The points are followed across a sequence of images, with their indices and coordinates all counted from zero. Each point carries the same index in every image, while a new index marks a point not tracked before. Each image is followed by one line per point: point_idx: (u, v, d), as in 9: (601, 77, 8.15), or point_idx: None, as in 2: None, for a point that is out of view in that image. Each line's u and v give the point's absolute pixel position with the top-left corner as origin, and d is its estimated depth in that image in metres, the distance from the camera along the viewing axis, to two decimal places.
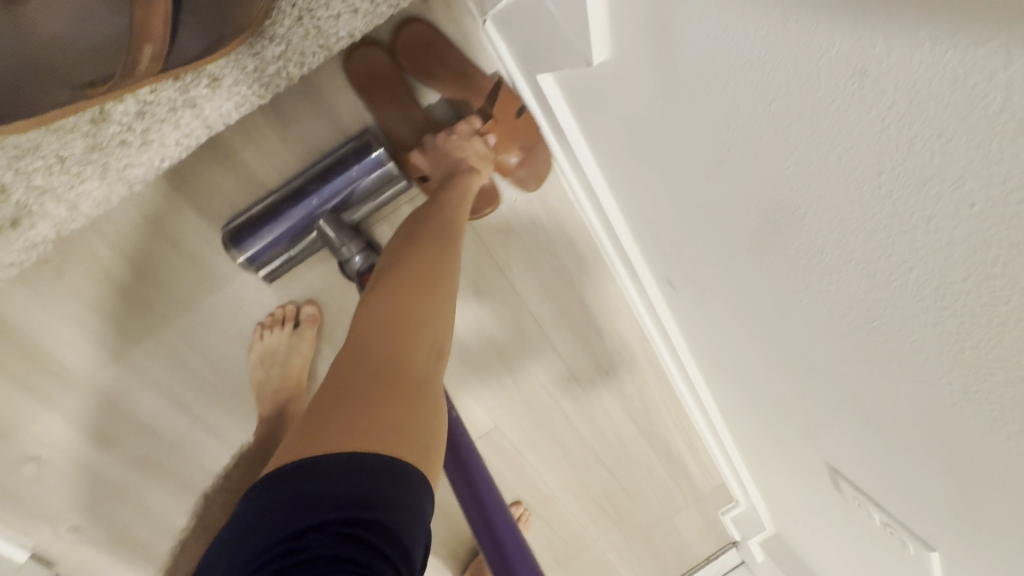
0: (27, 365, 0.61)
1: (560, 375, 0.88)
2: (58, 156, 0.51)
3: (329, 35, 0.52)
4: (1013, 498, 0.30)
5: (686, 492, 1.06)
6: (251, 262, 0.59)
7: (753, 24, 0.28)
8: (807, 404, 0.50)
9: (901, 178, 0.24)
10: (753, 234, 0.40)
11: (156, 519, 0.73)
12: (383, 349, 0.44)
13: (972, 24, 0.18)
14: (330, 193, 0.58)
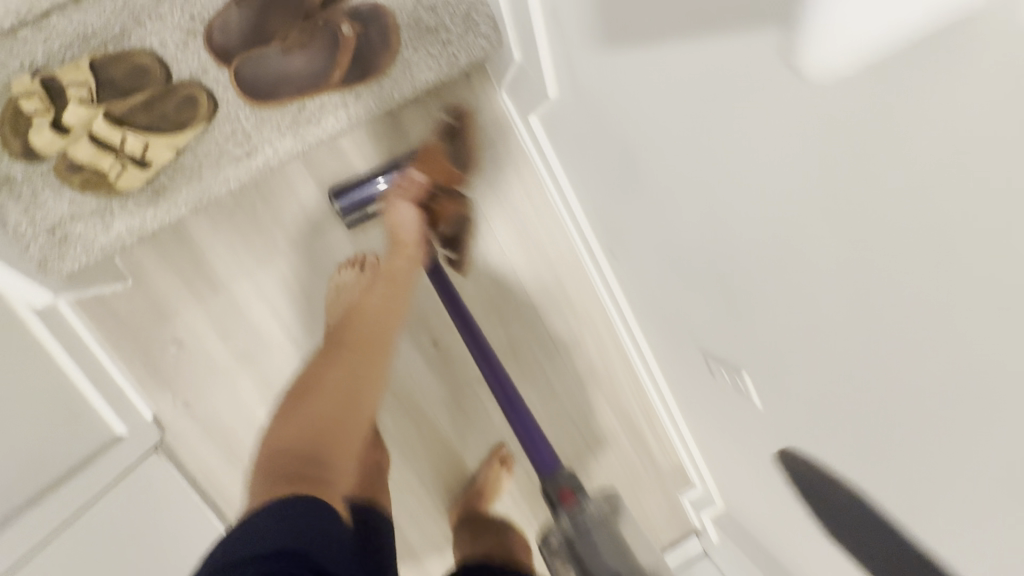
0: (192, 271, 0.97)
1: (543, 340, 1.16)
2: (267, 122, 0.77)
3: (429, 66, 0.81)
4: (736, 276, 0.59)
5: (647, 467, 1.27)
6: (341, 211, 0.95)
7: (599, 56, 0.63)
8: (681, 298, 0.79)
9: (650, 106, 0.57)
10: (628, 173, 0.73)
11: (241, 402, 1.03)
12: (293, 430, 0.70)
13: (634, 38, 0.52)
14: (395, 176, 0.94)
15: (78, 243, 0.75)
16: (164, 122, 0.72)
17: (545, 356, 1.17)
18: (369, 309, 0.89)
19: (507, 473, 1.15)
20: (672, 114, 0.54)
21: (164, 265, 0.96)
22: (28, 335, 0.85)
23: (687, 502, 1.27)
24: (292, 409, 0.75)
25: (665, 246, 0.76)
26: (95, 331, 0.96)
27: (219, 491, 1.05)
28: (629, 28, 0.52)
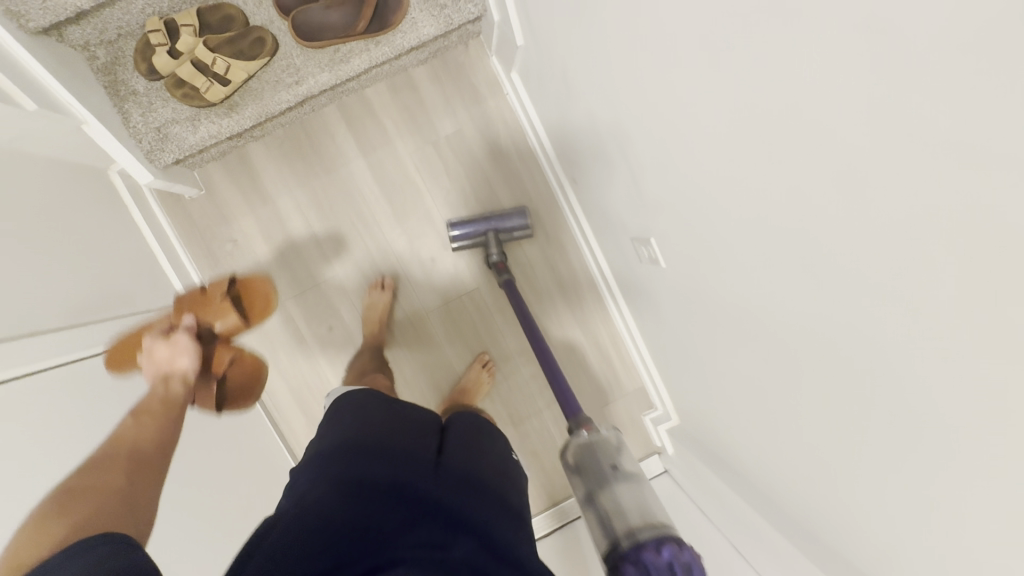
0: (250, 186, 1.28)
1: (524, 266, 1.37)
2: (313, 62, 1.06)
3: (431, 24, 1.09)
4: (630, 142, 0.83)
5: (615, 389, 1.43)
6: (454, 238, 1.24)
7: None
8: (615, 196, 1.01)
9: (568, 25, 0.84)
10: (568, 93, 0.99)
11: (276, 294, 1.30)
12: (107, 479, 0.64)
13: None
14: (498, 225, 1.25)
15: (175, 140, 1.06)
16: (240, 56, 1.03)
17: (525, 280, 1.37)
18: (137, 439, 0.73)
19: (488, 373, 1.34)
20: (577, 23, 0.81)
21: (228, 181, 1.27)
22: (129, 216, 1.15)
23: (649, 422, 1.42)
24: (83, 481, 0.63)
25: (598, 151, 0.99)
26: (175, 230, 1.26)
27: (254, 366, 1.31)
28: None
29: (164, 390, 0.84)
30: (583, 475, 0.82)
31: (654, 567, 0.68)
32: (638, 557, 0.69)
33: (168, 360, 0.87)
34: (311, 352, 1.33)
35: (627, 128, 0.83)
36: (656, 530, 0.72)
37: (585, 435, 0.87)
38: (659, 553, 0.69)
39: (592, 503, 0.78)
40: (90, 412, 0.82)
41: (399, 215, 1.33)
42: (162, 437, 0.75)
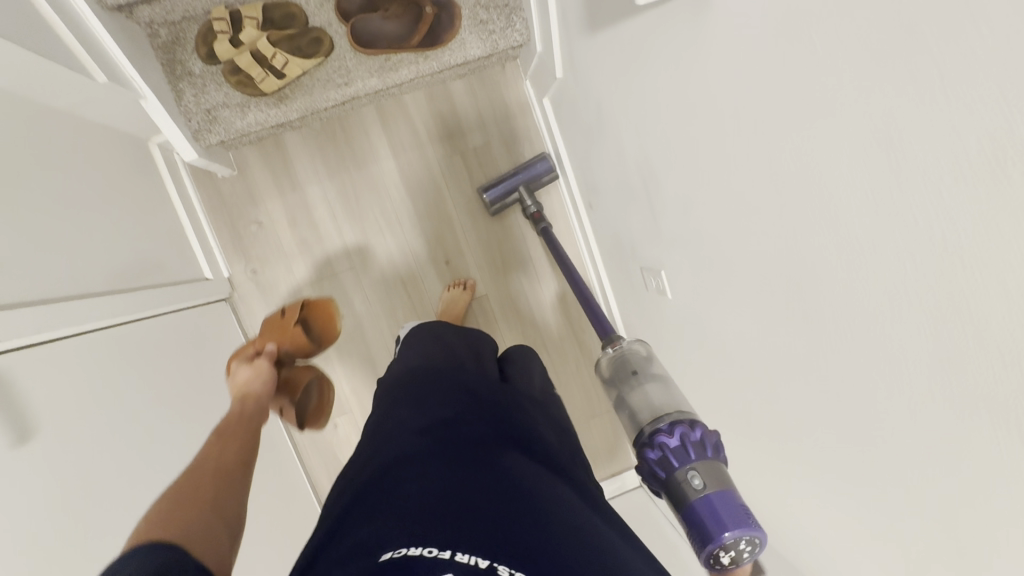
0: (282, 172, 1.33)
1: (532, 278, 1.45)
2: (364, 66, 1.13)
3: (480, 46, 1.17)
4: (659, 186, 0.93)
5: (603, 404, 1.51)
6: (491, 202, 1.33)
7: (583, 42, 0.99)
8: (632, 228, 1.10)
9: (612, 74, 0.94)
10: (599, 130, 1.08)
11: (293, 279, 1.35)
12: (221, 461, 0.79)
13: (603, 29, 0.90)
14: (525, 175, 1.32)
15: (223, 123, 1.11)
16: (298, 53, 1.09)
17: (532, 293, 1.45)
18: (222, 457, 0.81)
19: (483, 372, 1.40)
20: (622, 76, 0.91)
21: (262, 165, 1.32)
22: (165, 189, 1.19)
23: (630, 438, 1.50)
24: (217, 457, 0.80)
25: (621, 184, 1.08)
26: (203, 205, 1.30)
27: None
28: (601, 25, 0.90)
29: (242, 405, 0.99)
30: (613, 376, 0.91)
31: (669, 450, 0.71)
32: (653, 450, 0.72)
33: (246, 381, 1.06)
34: None
35: (655, 168, 0.92)
36: (671, 418, 0.75)
37: (611, 350, 0.96)
38: (671, 440, 0.71)
39: (624, 404, 0.85)
40: (123, 380, 0.86)
41: (419, 215, 1.39)
42: (231, 456, 0.82)
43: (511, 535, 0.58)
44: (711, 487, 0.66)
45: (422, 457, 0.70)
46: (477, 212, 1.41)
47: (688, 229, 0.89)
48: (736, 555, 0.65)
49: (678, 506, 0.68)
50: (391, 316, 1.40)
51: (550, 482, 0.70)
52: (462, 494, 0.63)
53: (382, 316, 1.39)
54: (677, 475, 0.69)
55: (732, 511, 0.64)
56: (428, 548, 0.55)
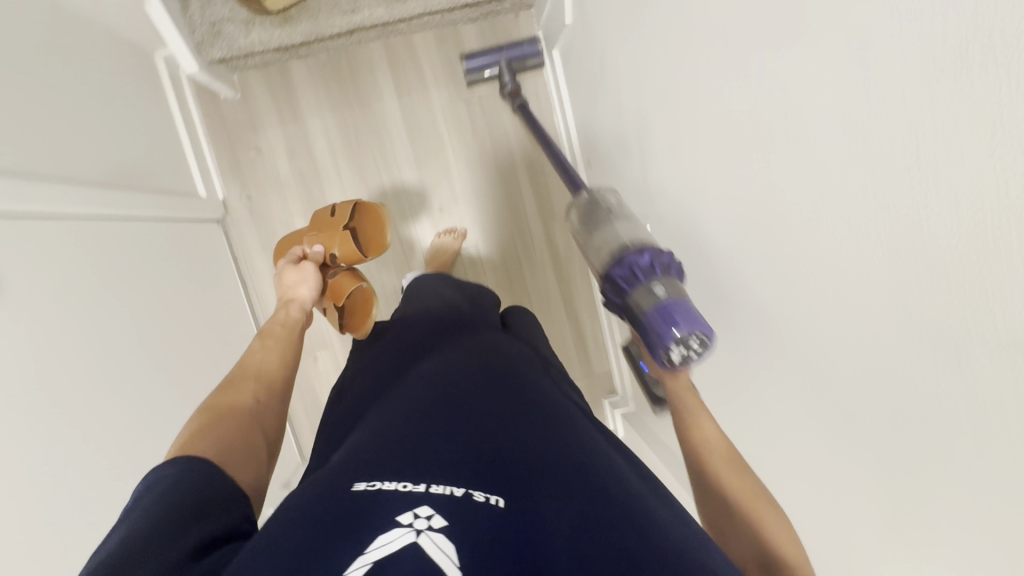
0: (284, 101, 1.33)
1: (525, 232, 1.44)
2: None
3: None
4: (651, 135, 0.91)
5: (583, 366, 1.51)
6: (469, 70, 1.30)
7: None
8: (623, 183, 1.09)
9: (615, 18, 0.92)
10: (601, 79, 1.06)
11: (287, 209, 1.36)
12: (259, 375, 0.81)
13: None
14: (510, 52, 1.30)
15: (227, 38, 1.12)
16: None
17: (523, 247, 1.45)
18: (262, 367, 0.83)
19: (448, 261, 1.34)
20: (624, 19, 0.88)
21: (264, 91, 1.32)
22: (166, 102, 1.20)
23: (607, 404, 1.50)
24: (261, 368, 0.83)
25: (616, 136, 1.06)
26: (204, 127, 1.31)
27: (253, 273, 1.37)
28: None
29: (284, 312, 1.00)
30: (582, 223, 0.89)
31: (637, 267, 0.73)
32: (621, 265, 0.74)
33: (291, 286, 1.07)
34: None
35: (648, 115, 0.91)
36: (638, 243, 0.76)
37: (585, 194, 0.92)
38: (641, 258, 0.73)
39: (591, 239, 0.85)
40: (100, 275, 0.88)
41: (419, 157, 1.38)
42: (278, 361, 0.86)
43: (489, 469, 0.54)
44: (671, 297, 0.69)
45: (399, 411, 0.66)
46: (476, 160, 1.40)
47: (675, 180, 0.87)
48: (688, 351, 0.68)
49: (638, 316, 0.71)
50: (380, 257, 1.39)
51: (541, 416, 0.65)
52: (438, 437, 0.58)
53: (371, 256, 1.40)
54: (642, 288, 0.71)
55: (689, 316, 0.68)
56: (401, 484, 0.50)
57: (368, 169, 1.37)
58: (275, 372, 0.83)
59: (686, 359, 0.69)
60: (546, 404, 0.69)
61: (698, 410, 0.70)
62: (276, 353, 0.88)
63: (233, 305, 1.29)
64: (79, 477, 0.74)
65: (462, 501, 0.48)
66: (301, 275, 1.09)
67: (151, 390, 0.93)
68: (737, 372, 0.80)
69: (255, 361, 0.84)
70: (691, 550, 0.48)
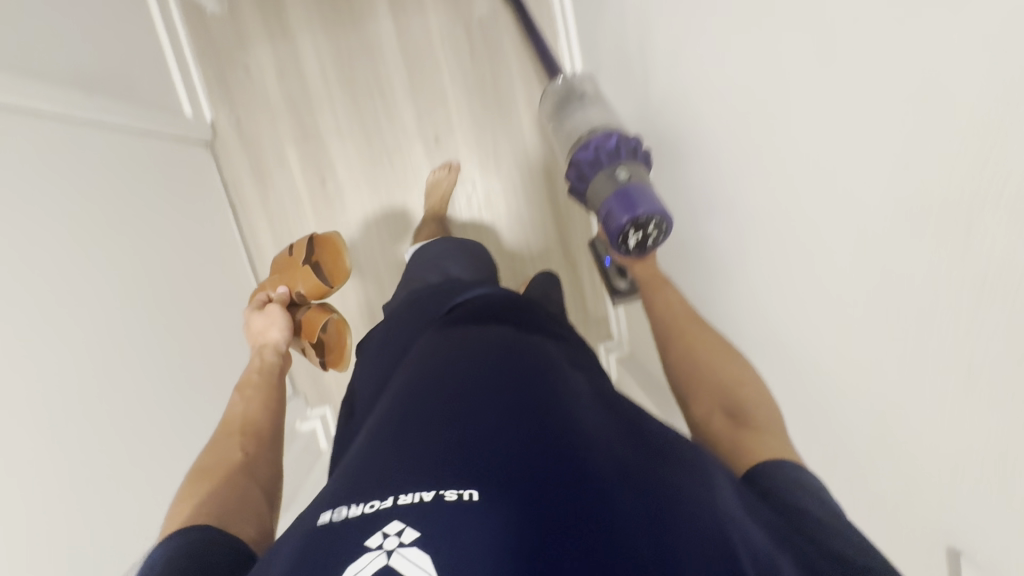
0: (273, 16, 1.26)
1: (524, 166, 1.38)
2: None
3: None
4: (656, 43, 0.84)
5: (580, 310, 1.47)
6: None
7: None
8: (626, 106, 1.02)
9: None
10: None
11: (277, 133, 1.31)
12: (246, 424, 0.77)
13: None
14: None
15: None
16: None
17: (522, 182, 1.39)
18: (246, 417, 0.78)
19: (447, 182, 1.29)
20: None
21: (253, 5, 1.26)
22: (148, 11, 1.14)
23: (603, 349, 1.47)
24: (247, 417, 0.78)
25: (619, 53, 0.99)
26: (190, 42, 1.26)
27: (243, 198, 1.33)
28: None
29: (259, 360, 0.92)
30: (558, 110, 0.95)
31: (602, 151, 0.78)
32: (587, 148, 0.79)
33: (261, 331, 0.98)
34: (300, 199, 1.33)
35: (652, 22, 0.84)
36: (606, 129, 0.81)
37: (560, 81, 0.98)
38: (606, 143, 0.78)
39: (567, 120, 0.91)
40: (76, 176, 0.86)
41: (414, 82, 1.31)
42: (266, 406, 0.81)
43: (476, 460, 0.45)
44: (632, 181, 0.75)
45: (378, 412, 0.57)
46: (475, 87, 1.33)
47: (679, 91, 0.81)
48: (644, 232, 0.73)
49: (600, 197, 0.77)
50: (372, 187, 1.34)
51: (538, 383, 0.56)
52: (414, 429, 0.50)
53: (364, 188, 1.34)
54: (604, 172, 0.77)
55: (647, 198, 0.73)
56: (366, 504, 0.41)
57: (361, 92, 1.31)
58: (265, 416, 0.79)
59: (642, 241, 0.75)
60: (544, 367, 0.60)
61: (658, 278, 0.79)
62: (261, 396, 0.82)
63: (222, 230, 1.26)
64: (50, 371, 0.72)
65: (438, 511, 0.40)
66: (267, 318, 0.99)
67: (129, 300, 0.92)
68: (744, 287, 0.76)
69: (240, 408, 0.80)
70: (727, 547, 0.39)
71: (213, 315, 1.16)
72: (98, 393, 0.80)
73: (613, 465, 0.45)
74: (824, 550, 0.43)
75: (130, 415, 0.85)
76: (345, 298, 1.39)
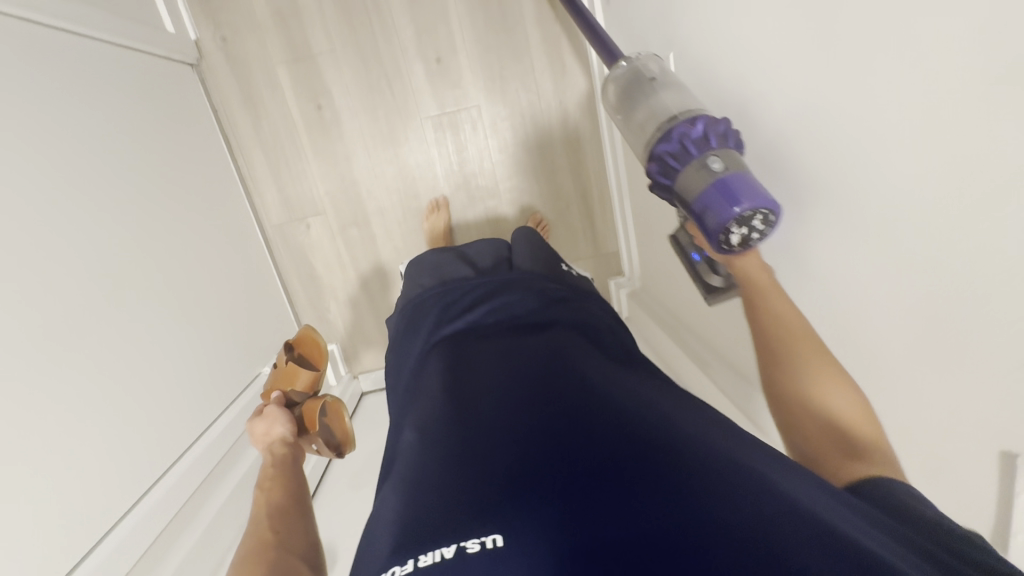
0: None
1: (532, 90, 1.29)
2: None
3: None
4: None
5: (591, 247, 1.42)
6: None
7: None
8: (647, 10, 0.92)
9: None
10: None
11: (267, 54, 1.22)
12: (275, 500, 0.69)
13: None
14: None
15: None
16: None
17: (530, 109, 1.30)
18: (271, 499, 0.70)
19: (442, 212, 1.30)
20: None
21: None
22: None
23: (613, 286, 1.43)
24: (275, 496, 0.70)
25: None
26: None
27: (235, 127, 1.26)
28: None
29: (272, 456, 0.79)
30: (625, 103, 0.79)
31: (689, 141, 0.64)
32: (669, 140, 0.65)
33: (265, 431, 0.83)
34: (296, 129, 1.26)
35: None
36: (689, 114, 0.67)
37: (624, 67, 0.81)
38: (693, 130, 0.64)
39: (636, 114, 0.76)
40: (51, 89, 0.80)
41: None
42: (295, 481, 0.74)
43: (491, 493, 0.43)
44: (730, 170, 0.61)
45: (400, 460, 0.57)
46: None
47: None
48: (751, 228, 0.60)
49: (689, 196, 0.63)
50: (372, 114, 1.26)
51: (547, 399, 0.55)
52: (429, 477, 0.49)
53: (362, 115, 1.26)
54: (693, 167, 0.63)
55: (753, 188, 0.59)
56: (389, 571, 0.40)
57: (354, 7, 1.20)
58: (289, 492, 0.71)
59: (746, 238, 0.62)
60: (553, 376, 0.59)
61: (768, 286, 0.62)
62: (284, 477, 0.75)
63: (216, 159, 1.20)
64: (31, 291, 0.70)
65: (460, 564, 0.38)
66: (266, 419, 0.84)
67: (120, 228, 0.88)
68: (776, 203, 0.71)
69: (266, 492, 0.71)
70: (786, 539, 0.36)
71: (210, 249, 1.12)
72: (89, 319, 0.78)
73: (638, 469, 0.43)
74: (982, 570, 0.37)
75: (124, 345, 0.83)
76: (347, 234, 1.33)
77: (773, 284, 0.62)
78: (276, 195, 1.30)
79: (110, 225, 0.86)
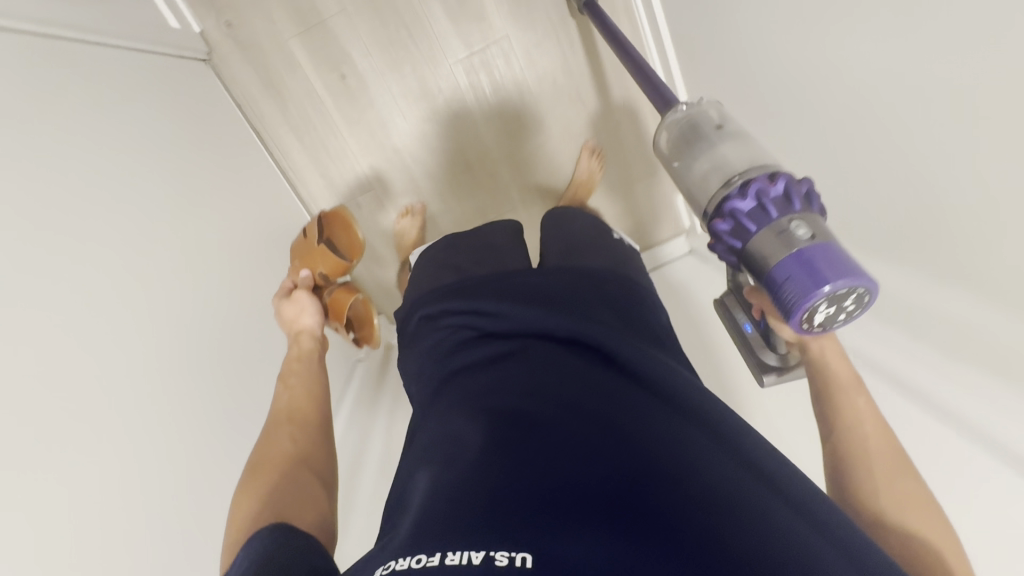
0: None
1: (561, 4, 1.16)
2: None
3: None
4: None
5: (652, 165, 1.31)
6: None
7: None
8: None
9: None
10: None
11: (275, 30, 1.13)
12: (299, 409, 0.67)
13: None
14: None
15: None
16: None
17: (560, 26, 1.18)
18: (293, 405, 0.68)
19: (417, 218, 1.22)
20: None
21: None
22: None
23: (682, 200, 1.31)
24: (298, 402, 0.68)
25: None
26: None
27: (262, 118, 1.19)
28: None
29: (297, 348, 0.79)
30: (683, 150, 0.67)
31: (768, 201, 0.53)
32: (744, 194, 0.54)
33: (294, 319, 0.83)
34: (324, 104, 1.18)
35: None
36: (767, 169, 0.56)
37: (683, 110, 0.69)
38: (773, 188, 0.53)
39: (694, 167, 0.63)
40: (69, 98, 0.74)
41: None
42: (311, 383, 0.72)
43: (534, 513, 0.39)
44: (818, 241, 0.51)
45: (431, 443, 0.53)
46: None
47: None
48: (838, 305, 0.50)
49: (760, 268, 0.53)
50: (398, 70, 1.17)
51: (608, 415, 0.49)
52: (472, 473, 0.45)
53: (387, 72, 1.17)
54: (763, 237, 0.53)
55: (842, 264, 0.49)
56: (413, 558, 0.38)
57: None
58: (313, 395, 0.69)
59: (831, 316, 0.51)
60: (609, 388, 0.53)
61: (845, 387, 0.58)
62: (312, 384, 0.72)
63: (251, 153, 1.15)
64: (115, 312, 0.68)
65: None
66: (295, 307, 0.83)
67: (181, 240, 0.85)
68: None
69: (286, 393, 0.70)
70: None
71: (269, 247, 1.09)
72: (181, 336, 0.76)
73: (697, 522, 0.39)
74: None
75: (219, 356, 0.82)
76: (397, 204, 1.27)
77: (854, 380, 0.58)
78: (318, 179, 1.25)
79: (162, 231, 0.81)
